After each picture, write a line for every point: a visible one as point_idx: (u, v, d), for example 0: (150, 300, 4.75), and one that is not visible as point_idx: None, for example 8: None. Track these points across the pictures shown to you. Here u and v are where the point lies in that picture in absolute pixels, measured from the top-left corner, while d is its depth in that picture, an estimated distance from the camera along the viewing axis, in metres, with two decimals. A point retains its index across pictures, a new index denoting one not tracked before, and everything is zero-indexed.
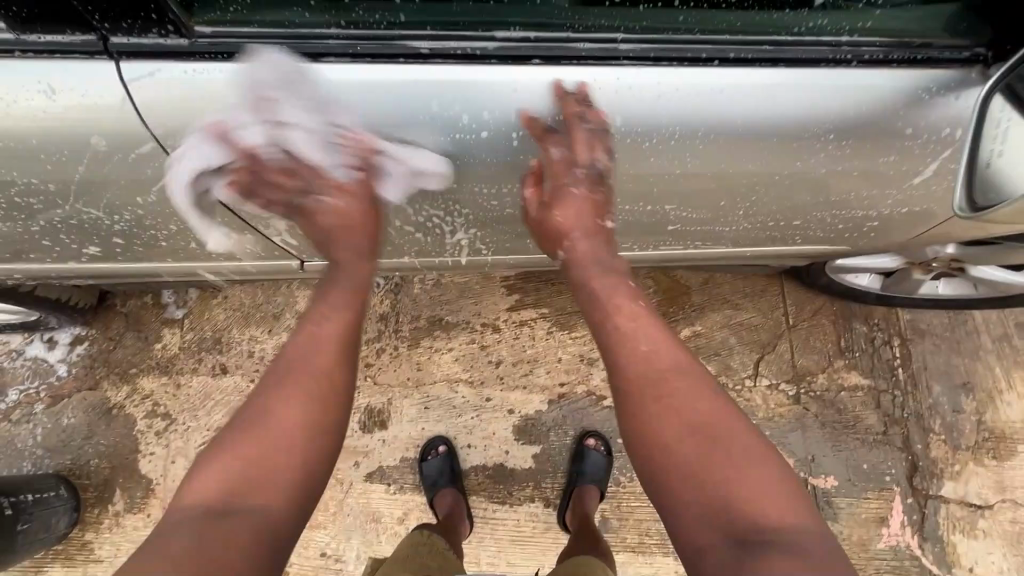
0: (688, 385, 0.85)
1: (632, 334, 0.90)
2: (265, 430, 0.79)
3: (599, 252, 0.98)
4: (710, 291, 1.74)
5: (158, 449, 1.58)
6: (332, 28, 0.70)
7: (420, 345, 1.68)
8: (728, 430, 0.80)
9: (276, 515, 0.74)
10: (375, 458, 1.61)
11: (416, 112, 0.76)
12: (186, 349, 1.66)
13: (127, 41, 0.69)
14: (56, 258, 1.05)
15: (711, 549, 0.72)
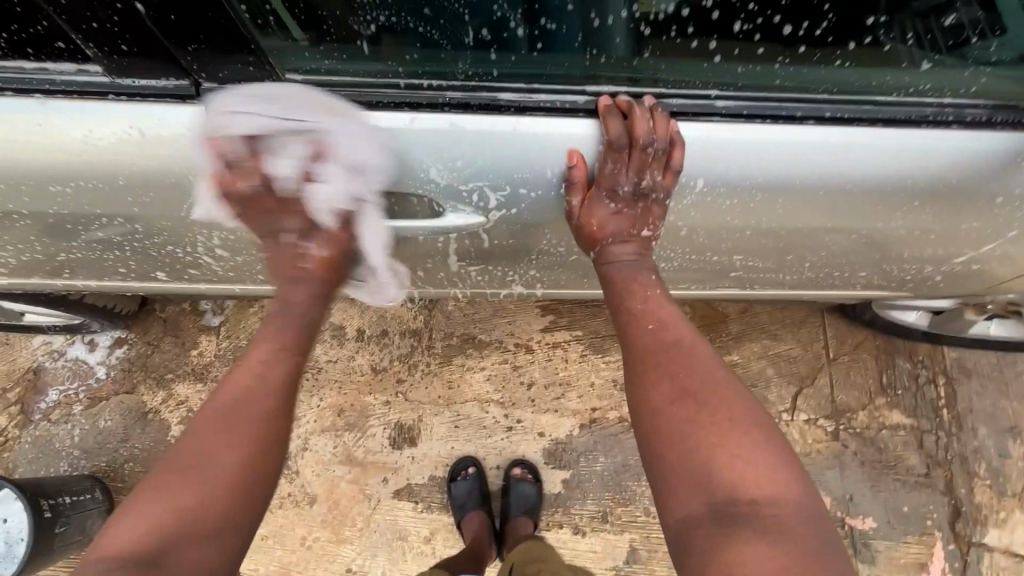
0: (692, 360, 0.86)
1: (654, 326, 0.89)
2: (194, 476, 0.77)
3: (633, 258, 0.91)
4: (748, 320, 1.71)
5: None
6: (424, 78, 0.71)
7: (452, 363, 1.68)
8: (728, 405, 0.81)
9: (205, 563, 0.73)
10: (404, 474, 1.61)
11: (497, 166, 0.75)
12: (222, 357, 1.68)
13: (218, 87, 0.71)
14: (112, 274, 1.07)
15: (696, 520, 0.75)
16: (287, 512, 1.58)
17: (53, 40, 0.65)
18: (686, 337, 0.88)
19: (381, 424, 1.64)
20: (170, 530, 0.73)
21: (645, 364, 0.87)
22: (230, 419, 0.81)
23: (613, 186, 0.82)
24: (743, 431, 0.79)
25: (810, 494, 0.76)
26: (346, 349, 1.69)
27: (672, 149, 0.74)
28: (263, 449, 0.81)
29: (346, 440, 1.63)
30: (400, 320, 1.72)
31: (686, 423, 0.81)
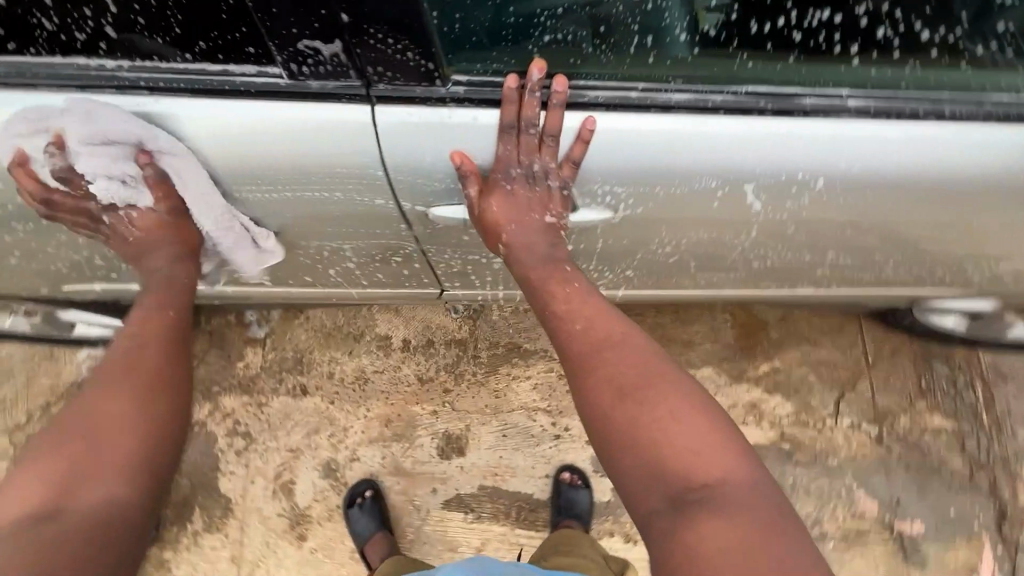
0: (622, 352, 0.89)
1: (580, 325, 0.93)
2: (81, 437, 0.82)
3: (537, 245, 0.96)
4: (788, 327, 1.74)
5: (239, 469, 1.60)
6: (586, 79, 0.74)
7: (499, 372, 1.69)
8: (664, 394, 0.84)
9: (111, 500, 0.78)
10: (452, 485, 1.60)
11: (640, 162, 0.80)
12: (268, 369, 1.69)
13: (391, 88, 0.73)
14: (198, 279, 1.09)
15: (656, 512, 0.77)
16: (336, 525, 1.56)
17: (243, 46, 0.69)
18: (613, 332, 0.92)
19: (429, 434, 1.64)
20: (72, 483, 0.77)
21: (580, 362, 0.91)
22: (111, 389, 0.88)
23: (507, 172, 0.85)
24: (679, 417, 0.81)
25: (755, 470, 0.79)
26: (392, 359, 1.70)
27: (582, 141, 0.77)
28: (149, 401, 0.89)
29: (393, 450, 1.62)
30: (445, 330, 1.73)
31: (628, 423, 0.82)
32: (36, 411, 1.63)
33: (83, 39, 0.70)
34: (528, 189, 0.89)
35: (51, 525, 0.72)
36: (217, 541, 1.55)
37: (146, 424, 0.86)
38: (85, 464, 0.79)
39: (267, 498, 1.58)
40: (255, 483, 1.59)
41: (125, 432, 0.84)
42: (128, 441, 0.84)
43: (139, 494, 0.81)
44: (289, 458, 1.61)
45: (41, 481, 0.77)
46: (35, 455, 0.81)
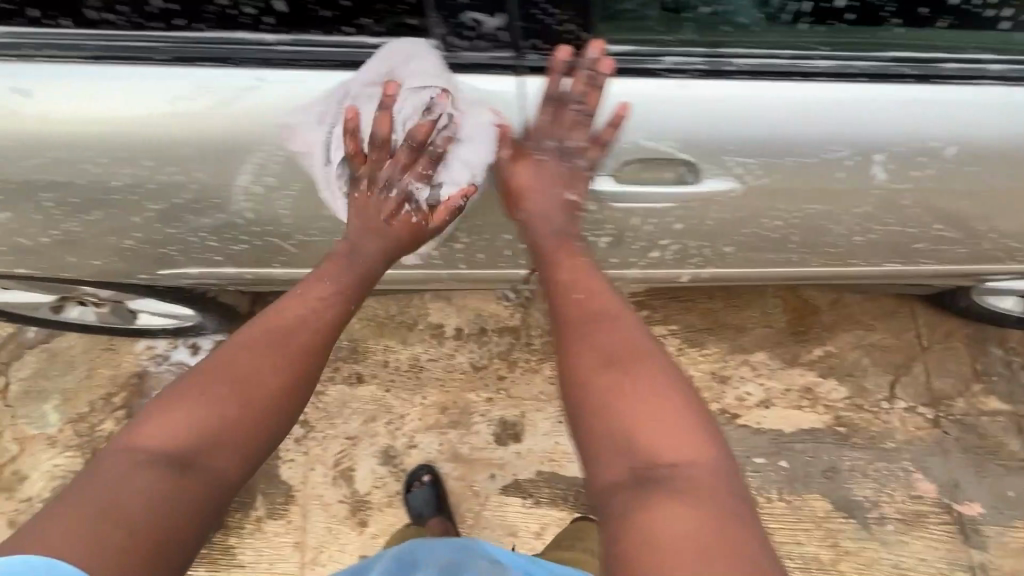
0: (619, 319, 0.80)
1: (580, 292, 0.83)
2: (233, 388, 0.75)
3: (553, 216, 0.88)
4: (840, 311, 1.74)
5: (299, 456, 1.62)
6: (739, 47, 0.79)
7: (552, 359, 1.70)
8: (646, 369, 0.75)
9: (234, 472, 0.73)
10: (510, 470, 1.61)
11: (774, 128, 0.81)
12: None
13: (540, 58, 0.79)
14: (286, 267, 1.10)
15: (615, 489, 0.70)
16: (396, 511, 1.58)
17: (406, 18, 0.74)
18: (612, 303, 0.82)
19: (485, 421, 1.65)
20: (204, 439, 0.72)
21: (569, 325, 0.81)
22: (274, 343, 0.80)
23: (541, 142, 0.85)
24: (663, 398, 0.73)
25: (728, 461, 0.71)
26: (445, 347, 1.71)
27: (614, 125, 0.81)
28: (304, 376, 0.80)
29: (450, 437, 1.64)
30: (497, 318, 1.74)
31: (608, 396, 0.74)
32: (98, 402, 1.66)
33: (251, 13, 0.75)
34: (557, 160, 0.86)
35: (173, 483, 0.68)
36: (279, 528, 1.57)
37: (291, 401, 0.79)
38: (218, 426, 0.73)
39: (327, 484, 1.60)
40: (315, 470, 1.61)
41: (271, 401, 0.77)
42: (262, 420, 0.76)
43: (250, 471, 0.75)
44: (347, 445, 1.63)
45: (183, 428, 0.72)
46: (184, 390, 0.75)
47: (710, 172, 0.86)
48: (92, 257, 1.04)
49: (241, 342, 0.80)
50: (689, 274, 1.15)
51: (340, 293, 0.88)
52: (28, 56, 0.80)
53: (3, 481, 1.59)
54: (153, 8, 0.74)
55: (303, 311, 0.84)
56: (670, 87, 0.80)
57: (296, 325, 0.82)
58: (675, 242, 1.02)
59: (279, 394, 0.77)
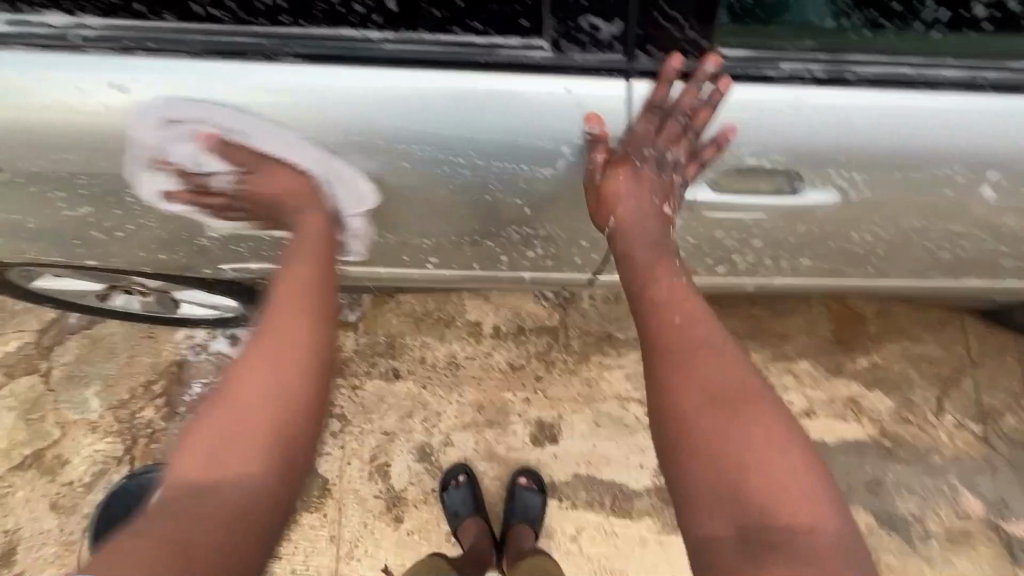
0: (719, 360, 0.83)
1: (680, 319, 0.86)
2: (244, 403, 0.77)
3: (651, 232, 0.91)
4: (887, 321, 1.69)
5: (335, 450, 1.62)
6: (865, 51, 0.74)
7: (590, 361, 1.68)
8: (756, 414, 0.78)
9: (265, 482, 0.74)
10: (546, 472, 1.60)
11: (893, 142, 0.78)
12: (361, 353, 1.70)
13: (653, 61, 0.74)
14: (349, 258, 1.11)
15: (721, 541, 0.72)
16: (432, 508, 1.58)
17: (518, 18, 0.71)
18: (713, 335, 0.85)
19: (522, 421, 1.64)
20: (222, 456, 0.74)
21: (665, 356, 0.84)
22: (265, 348, 0.83)
23: (640, 152, 0.83)
24: (771, 445, 0.75)
25: (843, 519, 0.73)
26: (483, 346, 1.70)
27: (716, 145, 0.80)
28: (304, 371, 0.82)
29: (486, 436, 1.63)
30: (535, 317, 1.72)
31: (710, 435, 0.77)
32: (138, 389, 1.67)
33: (360, 12, 0.71)
34: (657, 173, 0.86)
35: (204, 503, 0.70)
36: (316, 520, 1.58)
37: (297, 394, 0.81)
38: (238, 441, 0.75)
39: (363, 479, 1.60)
40: (351, 465, 1.61)
41: (280, 403, 0.79)
42: (275, 425, 0.78)
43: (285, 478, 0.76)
44: (384, 440, 1.63)
45: (202, 451, 0.74)
46: (198, 423, 0.77)
47: (810, 185, 0.84)
48: (152, 249, 1.04)
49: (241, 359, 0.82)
50: (753, 284, 1.15)
51: (318, 284, 0.90)
52: (128, 48, 0.75)
53: (45, 464, 1.61)
54: (262, 5, 0.70)
55: (283, 312, 0.86)
56: (784, 95, 0.75)
57: (283, 327, 0.85)
58: (745, 252, 1.02)
59: (285, 394, 0.80)
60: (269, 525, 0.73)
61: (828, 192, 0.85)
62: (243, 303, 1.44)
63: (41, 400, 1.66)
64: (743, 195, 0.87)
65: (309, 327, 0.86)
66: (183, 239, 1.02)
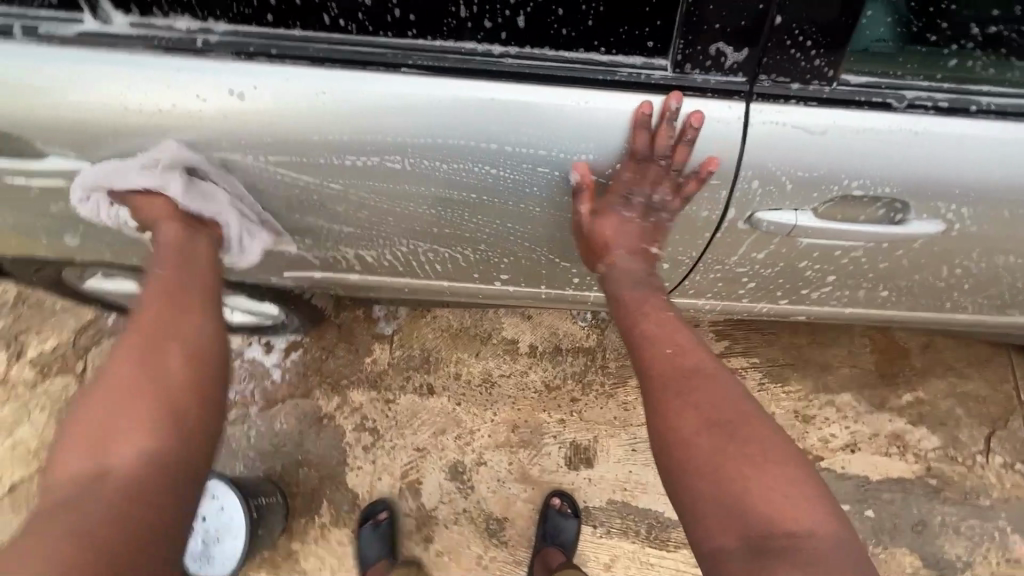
0: (710, 385, 0.86)
1: (671, 349, 0.90)
2: (128, 390, 0.76)
3: (637, 274, 0.97)
4: (932, 356, 1.66)
5: (366, 464, 1.59)
6: (988, 84, 0.74)
7: (628, 384, 1.66)
8: (752, 433, 0.80)
9: (149, 449, 0.72)
10: (581, 496, 1.56)
11: (1006, 174, 0.79)
12: (396, 366, 1.69)
13: (774, 86, 0.74)
14: (421, 274, 1.13)
15: (728, 550, 0.73)
16: (462, 529, 1.54)
17: (644, 41, 0.72)
18: (706, 361, 0.89)
19: (557, 443, 1.61)
20: (104, 442, 0.71)
21: (660, 389, 0.87)
22: (141, 335, 0.81)
23: (626, 197, 0.88)
24: (769, 458, 0.78)
25: (843, 521, 0.75)
26: (519, 364, 1.68)
27: (699, 179, 0.81)
28: (188, 350, 0.82)
29: (520, 457, 1.60)
30: (572, 338, 1.71)
31: (709, 454, 0.79)
32: None
33: (489, 27, 0.72)
34: (641, 219, 0.91)
35: (94, 488, 0.67)
36: (344, 537, 1.54)
37: (185, 372, 0.80)
38: (123, 426, 0.73)
39: (393, 496, 1.57)
40: (381, 481, 1.58)
41: (159, 379, 0.78)
42: (164, 402, 0.76)
43: (187, 451, 0.75)
44: (416, 456, 1.60)
45: (84, 444, 0.72)
46: (75, 422, 0.75)
47: (915, 216, 0.83)
48: None
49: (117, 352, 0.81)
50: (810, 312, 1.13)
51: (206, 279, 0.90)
52: (251, 55, 0.77)
53: None
54: (392, 17, 0.72)
55: (156, 300, 0.86)
56: (908, 124, 0.76)
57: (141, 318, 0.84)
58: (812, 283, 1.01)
59: (155, 372, 0.78)
60: (180, 494, 0.72)
61: (934, 221, 0.84)
62: (288, 311, 1.44)
63: (75, 401, 1.66)
64: (843, 223, 0.85)
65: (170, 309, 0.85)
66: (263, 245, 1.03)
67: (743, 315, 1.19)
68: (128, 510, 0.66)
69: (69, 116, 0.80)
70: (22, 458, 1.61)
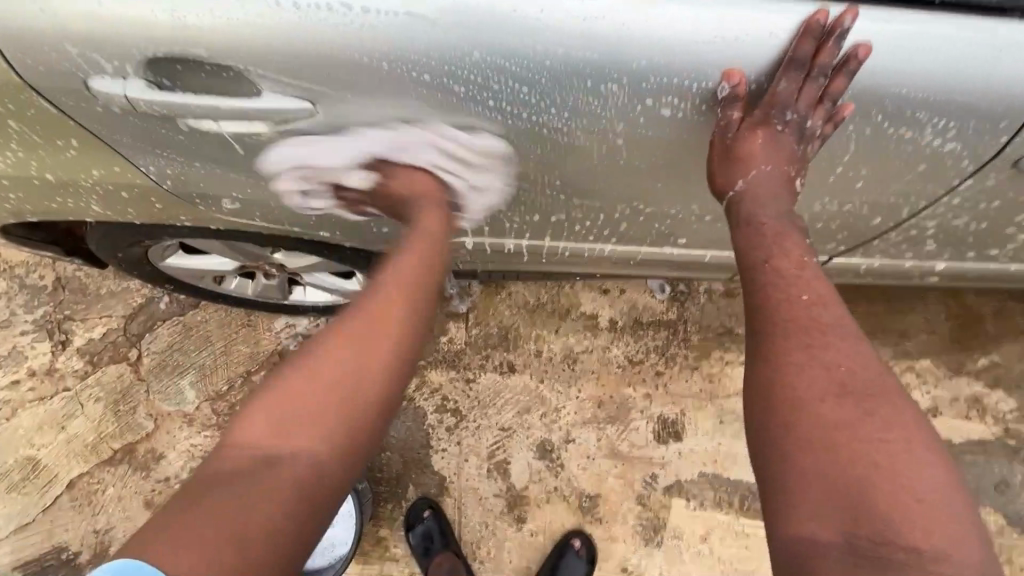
0: (848, 348, 0.71)
1: (807, 296, 0.73)
2: (323, 383, 0.72)
3: (778, 198, 0.77)
4: (1005, 321, 1.68)
5: (452, 446, 1.55)
6: None
7: (711, 357, 1.63)
8: (888, 412, 0.67)
9: (321, 460, 0.68)
10: (672, 470, 1.54)
11: None
12: (473, 345, 1.63)
13: None
14: (584, 238, 0.97)
15: (828, 545, 0.60)
16: (555, 508, 1.51)
17: None
18: (844, 323, 0.73)
19: (644, 417, 1.58)
20: (285, 423, 0.69)
21: (786, 335, 0.72)
22: (342, 325, 0.77)
23: (781, 112, 0.71)
24: (908, 451, 0.64)
25: (984, 543, 0.61)
26: (600, 339, 1.64)
27: (835, 121, 0.70)
28: (376, 360, 0.74)
29: (609, 433, 1.57)
30: (651, 311, 1.67)
31: (837, 428, 0.66)
32: (237, 379, 1.57)
33: None
34: (795, 140, 0.73)
35: (264, 478, 0.65)
36: None
37: (367, 376, 0.73)
38: (297, 416, 0.70)
39: (482, 477, 1.53)
40: (469, 462, 1.54)
41: (337, 379, 0.72)
42: (344, 406, 0.71)
43: (347, 463, 0.70)
44: (501, 437, 1.56)
45: (269, 420, 0.70)
46: (271, 386, 0.73)
47: None
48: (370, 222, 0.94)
49: (324, 331, 0.77)
50: (942, 276, 1.12)
51: (421, 269, 0.81)
52: None
53: (138, 458, 1.50)
54: None
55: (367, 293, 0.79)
56: None
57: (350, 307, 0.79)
58: (970, 248, 0.99)
59: (337, 374, 0.72)
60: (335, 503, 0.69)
61: None
62: None
63: (131, 390, 1.55)
64: None
65: (379, 310, 0.77)
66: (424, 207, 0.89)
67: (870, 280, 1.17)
68: (289, 522, 0.64)
69: (273, 42, 0.64)
70: (78, 453, 1.51)
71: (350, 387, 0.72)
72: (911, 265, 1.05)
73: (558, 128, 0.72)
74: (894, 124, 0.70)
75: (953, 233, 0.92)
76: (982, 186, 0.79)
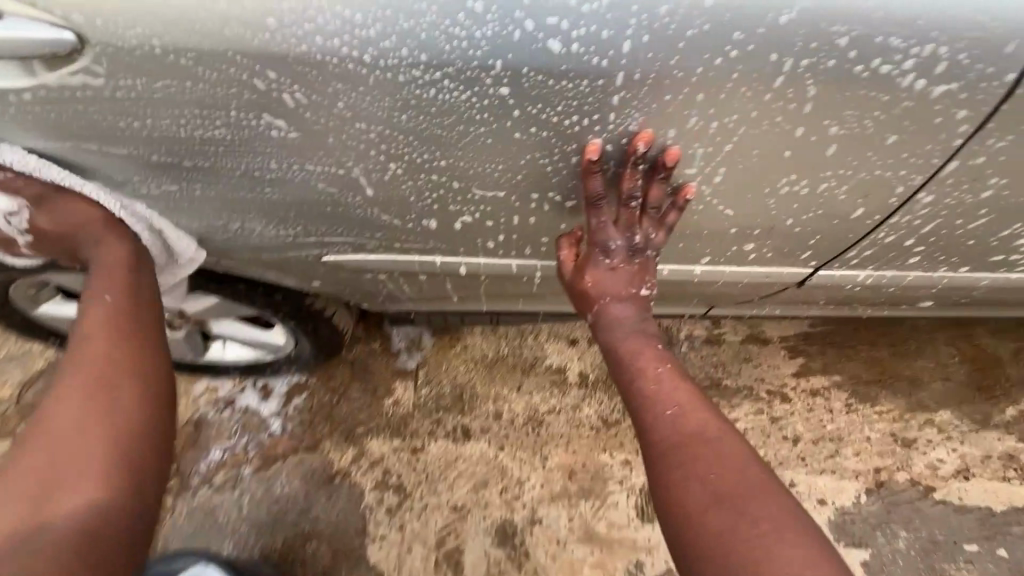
0: (715, 449, 0.62)
1: (671, 411, 0.67)
2: (65, 435, 0.64)
3: (631, 318, 0.77)
4: None
5: (392, 532, 1.28)
6: None
7: None
8: (762, 503, 0.57)
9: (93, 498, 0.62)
10: (661, 556, 1.27)
11: None
12: (422, 408, 1.40)
13: None
14: (515, 249, 0.81)
15: None
16: None
17: None
18: (713, 423, 0.65)
19: (624, 490, 1.33)
20: (54, 482, 0.62)
21: (659, 456, 0.64)
22: (94, 370, 0.69)
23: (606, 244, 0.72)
24: (791, 546, 0.53)
25: None
26: (569, 397, 1.43)
27: (678, 208, 0.69)
28: (115, 387, 0.69)
29: (582, 510, 1.31)
30: None
31: (715, 537, 0.56)
32: None
33: None
34: (630, 261, 0.75)
35: (36, 545, 0.57)
36: None
37: (103, 404, 0.67)
38: (58, 467, 0.63)
39: (428, 572, 1.25)
40: (413, 552, 1.26)
41: (83, 419, 0.66)
42: (91, 441, 0.65)
43: (121, 485, 0.64)
44: (452, 518, 1.30)
45: (22, 495, 0.61)
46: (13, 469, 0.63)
47: None
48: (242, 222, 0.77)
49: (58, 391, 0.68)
50: (952, 297, 0.95)
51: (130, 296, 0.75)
52: None
53: None
54: None
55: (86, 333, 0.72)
56: None
57: (89, 343, 0.71)
58: (977, 258, 0.83)
59: (98, 409, 0.67)
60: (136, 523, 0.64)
61: None
62: (296, 337, 1.14)
63: None
64: None
65: (117, 342, 0.72)
66: (300, 199, 0.72)
67: (871, 305, 0.99)
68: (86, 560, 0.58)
69: None
70: None
71: (92, 427, 0.66)
72: (915, 282, 0.88)
73: (419, 70, 0.56)
74: (865, 61, 0.55)
75: (961, 229, 0.76)
76: (992, 152, 0.64)
